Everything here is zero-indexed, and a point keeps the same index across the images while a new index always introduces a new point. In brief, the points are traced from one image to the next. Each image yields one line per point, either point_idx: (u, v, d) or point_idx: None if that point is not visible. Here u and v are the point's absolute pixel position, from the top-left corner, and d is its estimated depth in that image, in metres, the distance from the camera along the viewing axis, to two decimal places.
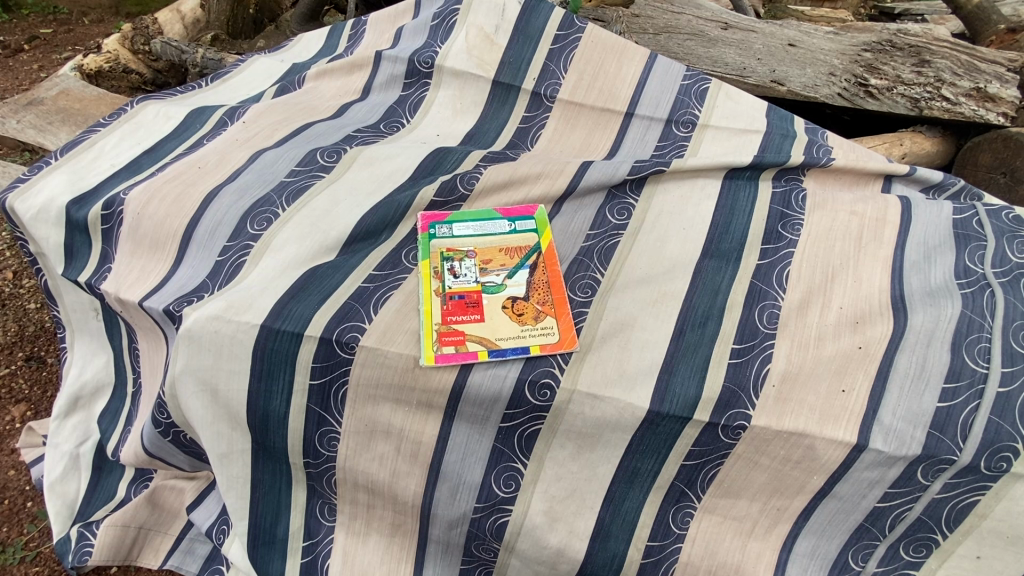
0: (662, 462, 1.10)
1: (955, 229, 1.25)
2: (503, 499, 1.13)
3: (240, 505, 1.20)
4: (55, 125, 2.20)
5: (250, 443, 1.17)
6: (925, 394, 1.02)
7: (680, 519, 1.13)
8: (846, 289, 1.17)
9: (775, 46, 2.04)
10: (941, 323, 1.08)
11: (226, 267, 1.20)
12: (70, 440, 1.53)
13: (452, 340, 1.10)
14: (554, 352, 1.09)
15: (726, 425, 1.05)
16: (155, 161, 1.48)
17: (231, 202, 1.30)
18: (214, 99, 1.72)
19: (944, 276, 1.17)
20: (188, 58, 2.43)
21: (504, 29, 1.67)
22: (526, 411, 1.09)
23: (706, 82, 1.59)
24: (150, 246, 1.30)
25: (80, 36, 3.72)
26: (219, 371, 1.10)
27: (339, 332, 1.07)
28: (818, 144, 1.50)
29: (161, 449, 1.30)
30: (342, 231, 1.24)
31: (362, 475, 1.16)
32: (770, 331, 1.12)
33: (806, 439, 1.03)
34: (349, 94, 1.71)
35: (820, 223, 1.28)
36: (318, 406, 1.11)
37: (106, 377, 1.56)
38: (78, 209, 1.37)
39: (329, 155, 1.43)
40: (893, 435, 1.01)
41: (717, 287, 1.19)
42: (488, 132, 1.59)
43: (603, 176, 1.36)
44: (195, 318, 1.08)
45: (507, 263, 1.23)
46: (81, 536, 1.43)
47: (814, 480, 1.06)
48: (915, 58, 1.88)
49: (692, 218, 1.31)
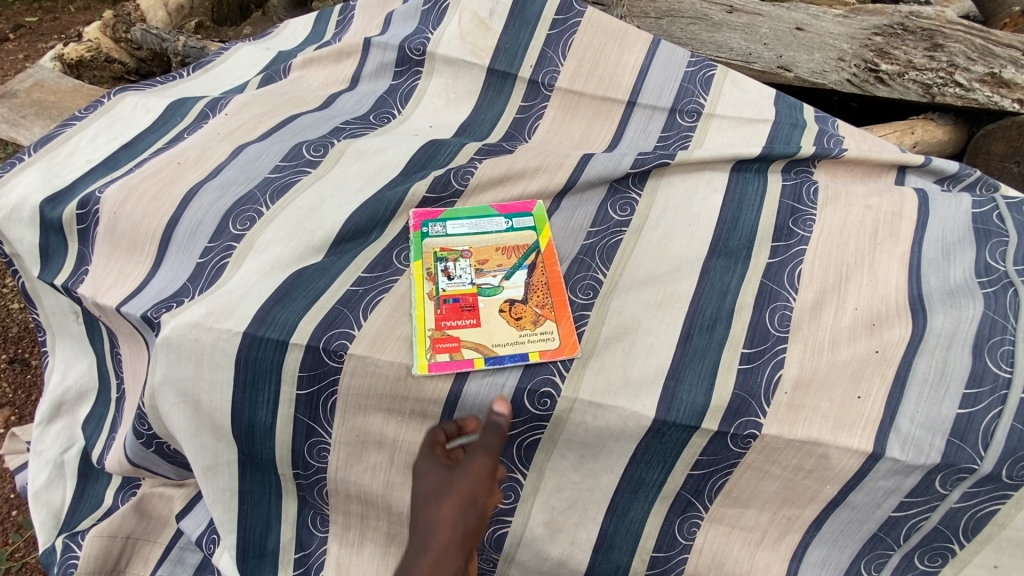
0: (669, 471, 1.05)
1: (975, 224, 1.19)
2: (502, 511, 1.09)
3: (227, 518, 1.15)
4: (29, 119, 2.08)
5: (236, 454, 1.11)
6: (944, 400, 0.98)
7: (686, 529, 1.09)
8: (861, 288, 1.11)
9: (781, 30, 1.94)
10: (962, 325, 1.02)
11: (208, 271, 1.14)
12: (54, 447, 1.49)
13: (446, 346, 1.04)
14: (555, 358, 1.04)
15: (735, 435, 1.00)
16: (133, 156, 1.40)
17: (213, 200, 1.23)
18: (196, 90, 1.64)
19: (964, 274, 1.11)
20: (168, 46, 2.32)
21: (499, 13, 1.59)
22: (525, 421, 1.03)
23: (711, 68, 1.51)
24: (128, 247, 1.23)
25: (66, 24, 3.60)
26: (201, 381, 1.04)
27: (326, 339, 1.02)
28: (829, 134, 1.43)
29: (145, 459, 1.25)
30: (329, 230, 1.18)
31: (355, 486, 1.11)
32: (782, 334, 1.06)
33: (820, 447, 0.98)
34: (337, 83, 1.63)
35: (834, 219, 1.21)
36: (306, 416, 1.06)
37: (89, 381, 1.51)
38: (53, 208, 1.31)
39: (316, 148, 1.35)
40: (912, 442, 0.96)
41: (726, 287, 1.13)
42: (484, 122, 1.52)
43: (604, 170, 1.28)
44: (173, 326, 1.02)
45: (505, 263, 1.16)
46: (66, 548, 1.38)
47: (826, 490, 1.01)
48: (928, 42, 1.79)
49: (699, 213, 1.24)
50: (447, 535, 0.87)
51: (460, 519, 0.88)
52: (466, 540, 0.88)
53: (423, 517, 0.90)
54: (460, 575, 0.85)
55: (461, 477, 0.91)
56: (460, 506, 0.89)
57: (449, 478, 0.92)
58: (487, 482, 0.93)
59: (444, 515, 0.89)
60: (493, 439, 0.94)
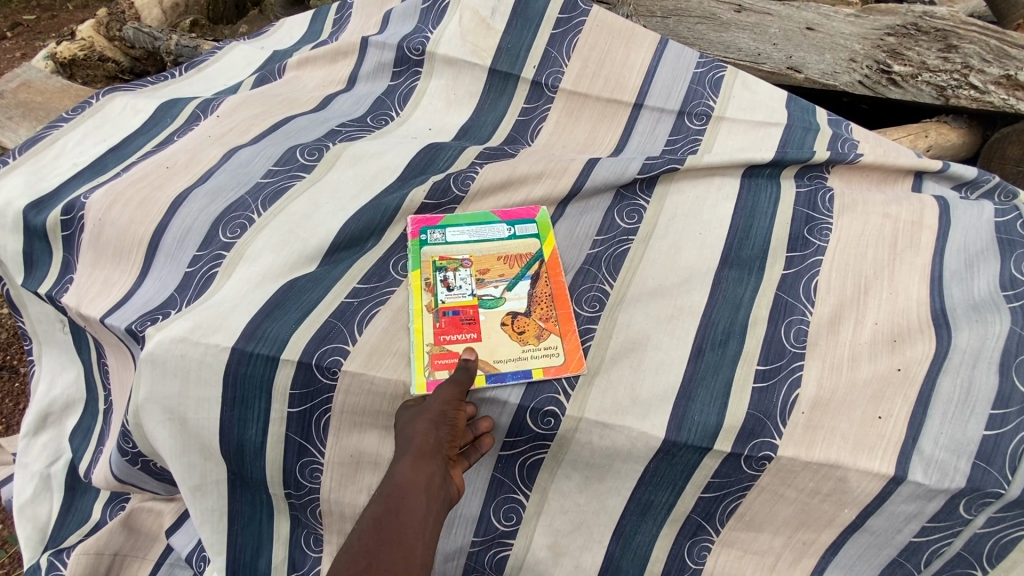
0: (678, 493, 1.00)
1: (998, 233, 1.14)
2: (503, 533, 1.04)
3: (216, 539, 1.10)
4: (15, 120, 2.04)
5: (225, 473, 1.06)
6: (969, 421, 0.93)
7: (696, 553, 1.03)
8: (881, 302, 1.06)
9: (791, 29, 1.89)
10: (988, 342, 0.97)
11: (196, 280, 1.09)
12: (40, 459, 1.44)
13: (445, 362, 1.00)
14: (559, 375, 0.99)
15: (749, 456, 0.95)
16: (121, 160, 1.35)
17: (202, 206, 1.18)
18: (189, 91, 1.59)
19: (988, 287, 1.07)
20: (160, 44, 2.27)
21: (502, 11, 1.54)
22: (528, 440, 0.99)
23: (721, 69, 1.46)
24: (114, 255, 1.18)
25: (62, 21, 3.53)
26: (188, 398, 0.99)
27: (319, 355, 0.97)
28: (843, 138, 1.37)
29: (132, 476, 1.20)
30: (323, 239, 1.13)
31: (349, 507, 1.06)
32: (799, 350, 1.01)
33: (838, 470, 0.93)
34: (334, 84, 1.58)
35: (851, 228, 1.16)
36: (298, 435, 1.01)
37: (77, 392, 1.46)
38: (37, 213, 1.26)
39: (311, 152, 1.30)
40: (935, 465, 0.91)
41: (739, 300, 1.08)
42: (486, 125, 1.47)
43: (610, 175, 1.23)
44: (158, 341, 0.97)
45: (507, 273, 1.11)
46: (51, 565, 1.34)
47: (844, 514, 0.96)
48: (942, 43, 1.72)
49: (709, 221, 1.19)
50: (421, 442, 0.85)
51: (433, 430, 0.86)
52: (444, 445, 0.86)
53: (400, 437, 0.88)
54: (439, 475, 0.83)
55: (430, 402, 0.90)
56: (432, 420, 0.87)
57: (422, 407, 0.90)
58: (457, 403, 0.90)
59: (417, 429, 0.87)
60: (462, 374, 0.93)
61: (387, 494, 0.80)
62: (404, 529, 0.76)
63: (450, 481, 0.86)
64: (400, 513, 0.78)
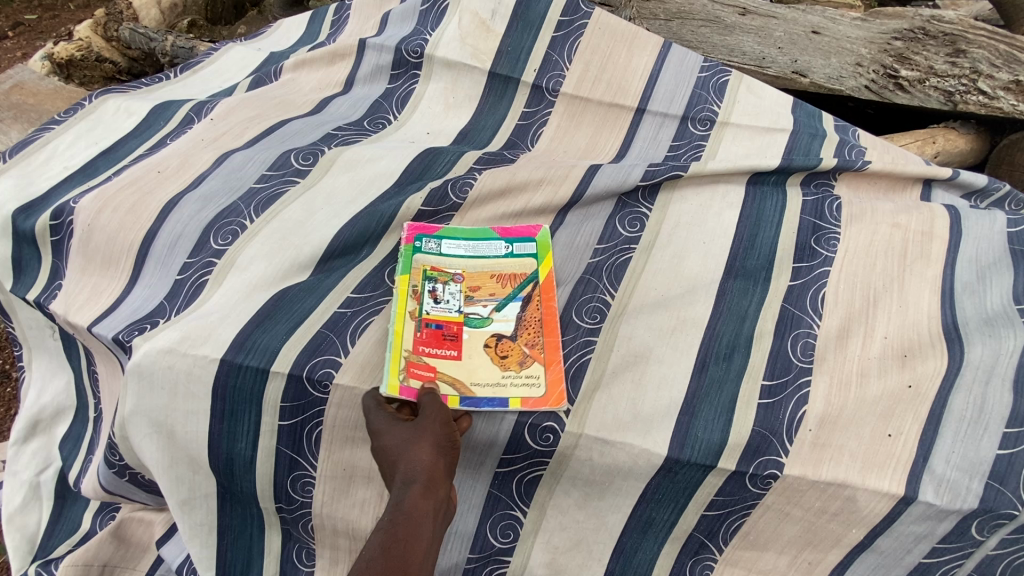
0: (681, 511, 0.97)
1: (1011, 244, 1.11)
2: (500, 550, 1.01)
3: (206, 553, 1.07)
4: (8, 121, 2.03)
5: (214, 487, 1.03)
6: (982, 440, 0.90)
7: (699, 572, 1.00)
8: (890, 315, 1.03)
9: (796, 33, 1.86)
10: (1002, 358, 0.95)
11: (186, 288, 1.06)
12: (29, 467, 1.41)
13: (421, 373, 0.97)
14: (536, 409, 0.95)
15: (754, 474, 0.92)
16: (112, 163, 1.32)
17: (193, 212, 1.15)
18: (184, 92, 1.57)
19: (1002, 300, 1.04)
20: (156, 45, 2.25)
21: (502, 13, 1.51)
22: (526, 456, 0.96)
23: (726, 73, 1.43)
24: (103, 261, 1.15)
25: (60, 20, 3.51)
26: (176, 411, 0.96)
27: (311, 368, 0.94)
28: (850, 145, 1.34)
29: (121, 488, 1.17)
30: (317, 246, 1.10)
31: (342, 522, 1.03)
32: (806, 365, 0.98)
33: (846, 490, 0.90)
34: (330, 87, 1.55)
35: (860, 237, 1.13)
36: (289, 449, 0.98)
37: (66, 400, 1.42)
38: (26, 218, 1.23)
39: (305, 156, 1.27)
40: (947, 485, 0.88)
41: (744, 312, 1.05)
42: (485, 129, 1.44)
43: (612, 182, 1.20)
44: (145, 351, 0.94)
45: (497, 292, 1.07)
46: None
47: (852, 533, 0.93)
48: (949, 48, 1.67)
49: (713, 230, 1.16)
50: (429, 469, 0.82)
51: (439, 457, 0.85)
52: (448, 472, 0.85)
53: (399, 458, 0.83)
54: (445, 505, 0.83)
55: (430, 423, 0.87)
56: (436, 446, 0.85)
57: (419, 427, 0.87)
58: (454, 428, 0.89)
59: (423, 455, 0.83)
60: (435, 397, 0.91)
61: (399, 521, 0.77)
62: (420, 553, 0.75)
63: (448, 505, 0.86)
64: (414, 540, 0.76)
